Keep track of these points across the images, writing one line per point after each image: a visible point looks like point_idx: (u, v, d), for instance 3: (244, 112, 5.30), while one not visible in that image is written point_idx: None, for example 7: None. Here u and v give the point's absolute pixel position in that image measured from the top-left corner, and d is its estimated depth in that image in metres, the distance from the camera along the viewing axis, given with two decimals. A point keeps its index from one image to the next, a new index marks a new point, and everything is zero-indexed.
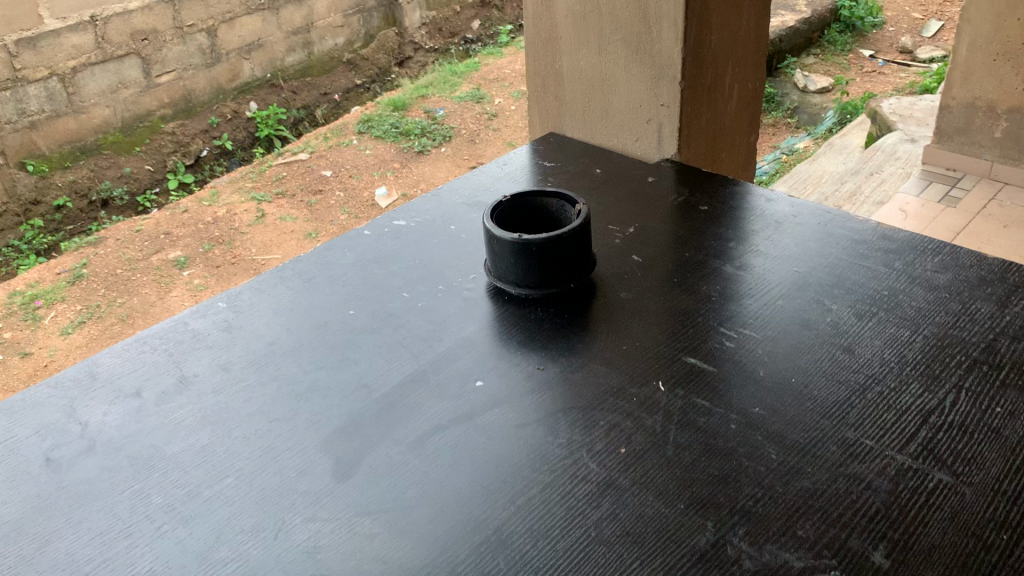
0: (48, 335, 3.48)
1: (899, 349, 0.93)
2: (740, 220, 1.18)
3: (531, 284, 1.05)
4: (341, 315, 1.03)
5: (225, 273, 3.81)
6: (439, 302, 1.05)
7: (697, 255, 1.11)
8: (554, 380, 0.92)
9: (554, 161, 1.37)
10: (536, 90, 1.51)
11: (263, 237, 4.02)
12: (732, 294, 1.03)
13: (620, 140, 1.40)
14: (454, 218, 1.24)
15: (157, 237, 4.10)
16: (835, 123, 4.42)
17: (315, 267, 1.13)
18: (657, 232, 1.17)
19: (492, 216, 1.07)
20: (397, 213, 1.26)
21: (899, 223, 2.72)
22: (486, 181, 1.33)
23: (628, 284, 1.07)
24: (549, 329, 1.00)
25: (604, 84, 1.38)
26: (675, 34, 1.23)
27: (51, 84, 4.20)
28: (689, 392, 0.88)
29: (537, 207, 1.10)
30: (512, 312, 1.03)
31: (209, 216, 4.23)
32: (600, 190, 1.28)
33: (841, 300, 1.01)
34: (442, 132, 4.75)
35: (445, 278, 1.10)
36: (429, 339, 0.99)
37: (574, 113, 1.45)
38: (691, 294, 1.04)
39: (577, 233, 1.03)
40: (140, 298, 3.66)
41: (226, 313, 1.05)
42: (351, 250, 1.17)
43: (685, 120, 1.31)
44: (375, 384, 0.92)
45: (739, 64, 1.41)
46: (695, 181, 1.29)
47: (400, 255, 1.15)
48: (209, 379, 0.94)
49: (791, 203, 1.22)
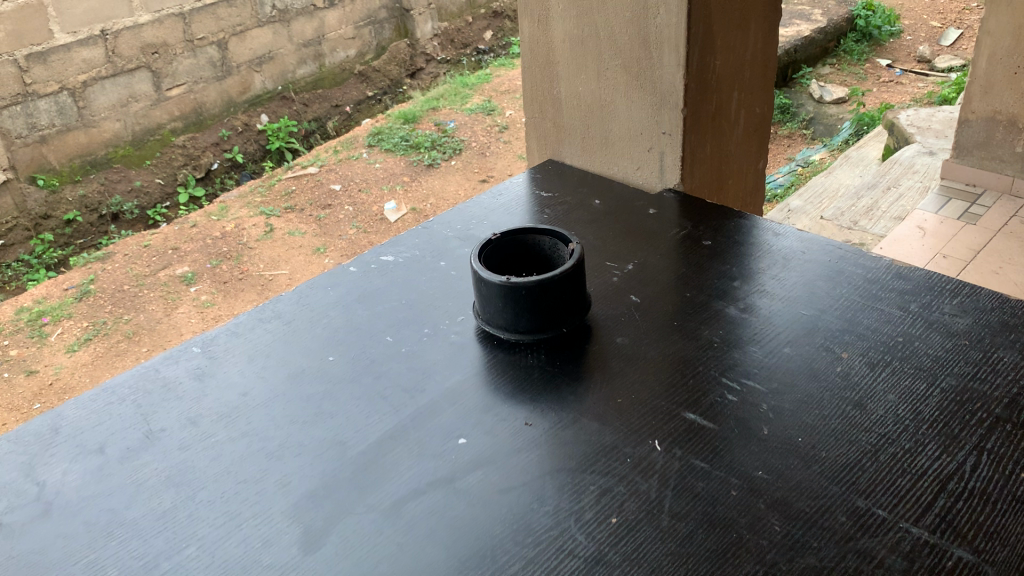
0: (54, 353, 3.45)
1: (915, 405, 0.86)
2: (746, 255, 1.12)
3: (521, 329, 0.99)
4: (320, 362, 0.98)
5: (233, 289, 3.77)
6: (424, 348, 0.99)
7: (699, 296, 1.05)
8: (543, 436, 0.86)
9: (552, 191, 1.31)
10: (533, 116, 1.45)
11: (271, 252, 3.99)
12: (735, 340, 0.97)
13: (620, 168, 1.34)
14: (445, 252, 1.18)
15: (165, 252, 4.07)
16: (852, 135, 4.33)
17: (296, 307, 1.08)
18: (657, 270, 1.10)
19: (480, 255, 1.01)
20: (385, 248, 1.20)
21: (917, 241, 2.64)
22: (481, 212, 1.27)
23: (624, 328, 1.00)
24: (540, 378, 0.94)
25: (603, 109, 1.31)
26: (676, 60, 1.17)
27: (61, 98, 4.19)
28: (687, 453, 0.82)
29: (531, 247, 1.04)
30: (502, 359, 0.97)
31: (218, 230, 4.20)
32: (599, 223, 1.22)
33: (850, 348, 0.95)
34: (452, 145, 4.69)
35: (431, 320, 1.04)
36: (412, 389, 0.93)
37: (573, 140, 1.39)
38: (692, 339, 0.98)
39: (568, 276, 0.97)
40: (147, 315, 3.63)
41: (199, 359, 1.00)
42: (335, 289, 1.11)
43: (687, 148, 1.25)
44: (352, 441, 0.86)
45: (745, 88, 1.34)
46: (700, 214, 1.22)
47: (385, 294, 1.09)
48: (176, 434, 0.89)
49: (801, 238, 1.15)
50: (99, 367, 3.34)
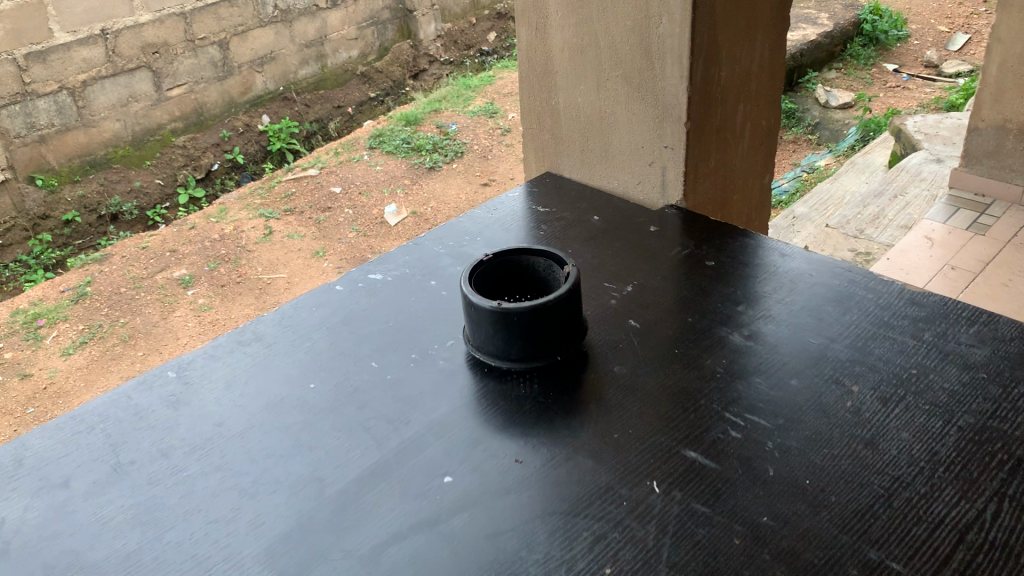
0: (49, 356, 3.41)
1: (930, 444, 0.81)
2: (752, 276, 1.07)
3: (513, 357, 0.93)
4: (301, 390, 0.93)
5: (231, 292, 3.72)
6: (411, 375, 0.94)
7: (702, 321, 1.00)
8: (534, 475, 0.81)
9: (550, 207, 1.26)
10: (531, 127, 1.40)
11: (270, 255, 3.94)
12: (740, 370, 0.92)
13: (620, 183, 1.29)
14: (436, 271, 1.13)
15: (163, 254, 4.02)
16: (858, 141, 4.27)
17: (278, 330, 1.03)
18: (657, 293, 1.05)
19: (471, 277, 0.95)
20: (374, 265, 1.15)
21: (924, 252, 2.58)
22: (476, 228, 1.22)
23: (622, 356, 0.95)
24: (533, 410, 0.88)
25: (603, 121, 1.26)
26: (680, 71, 1.12)
27: (61, 97, 4.15)
28: (688, 496, 0.77)
29: (525, 269, 0.99)
30: (493, 389, 0.92)
31: (216, 232, 4.15)
32: (597, 241, 1.17)
33: (861, 381, 0.89)
34: (453, 148, 4.64)
35: (420, 344, 0.99)
36: (396, 421, 0.88)
37: (571, 153, 1.34)
38: (694, 369, 0.92)
39: (563, 300, 0.91)
40: (143, 318, 3.59)
41: (175, 385, 0.95)
42: (320, 309, 1.06)
43: (691, 164, 1.20)
44: (331, 478, 0.81)
45: (751, 100, 1.29)
46: (703, 232, 1.17)
47: (372, 316, 1.04)
48: (146, 467, 0.84)
49: (808, 260, 1.10)
50: (94, 372, 3.29)
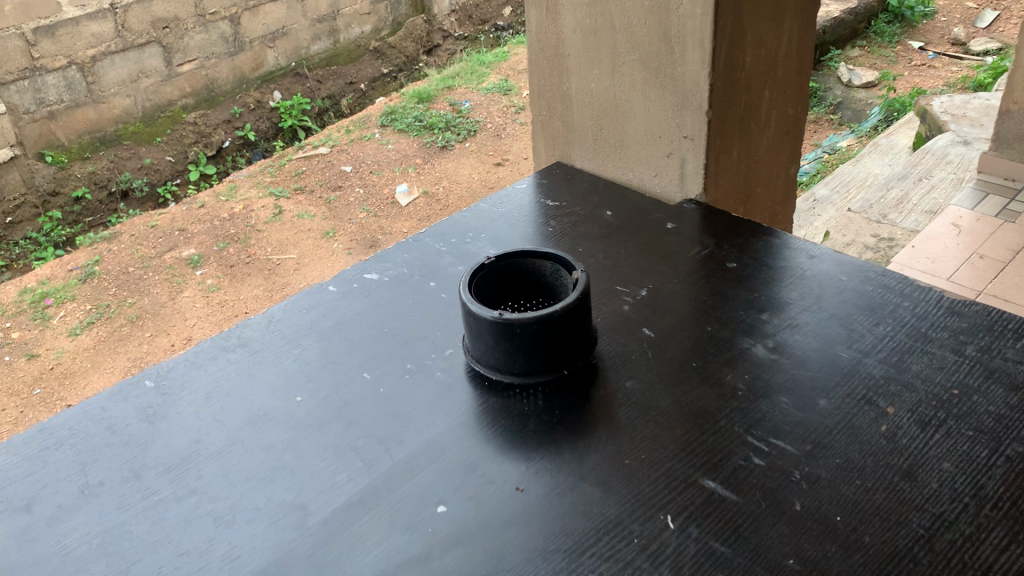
0: (56, 336, 3.36)
1: (975, 477, 0.73)
2: (777, 280, 0.99)
3: (517, 371, 0.86)
4: (286, 404, 0.86)
5: (239, 273, 3.65)
6: (406, 388, 0.87)
7: (723, 330, 0.92)
8: (537, 505, 0.73)
9: (560, 201, 1.19)
10: (541, 114, 1.32)
11: (279, 235, 3.86)
12: (765, 388, 0.84)
13: (636, 175, 1.21)
14: (436, 271, 1.05)
15: (171, 233, 3.96)
16: (882, 121, 4.14)
17: (264, 335, 0.96)
18: (674, 298, 0.97)
19: (471, 282, 0.87)
20: (370, 263, 1.08)
21: (951, 240, 2.47)
22: (480, 224, 1.14)
23: (634, 369, 0.87)
24: (537, 431, 0.81)
25: (618, 108, 1.18)
26: (702, 56, 1.03)
27: (70, 73, 4.09)
28: (706, 533, 0.70)
29: (530, 274, 0.91)
30: (494, 406, 0.84)
31: (225, 212, 4.07)
32: (609, 240, 1.09)
33: (897, 401, 0.81)
34: (466, 126, 4.54)
35: (417, 353, 0.92)
36: (387, 441, 0.81)
37: (584, 141, 1.26)
38: (713, 386, 0.85)
39: (572, 310, 0.83)
40: (151, 298, 3.54)
41: (152, 397, 0.88)
42: (311, 312, 0.99)
43: (712, 155, 1.11)
44: (315, 506, 0.75)
45: (778, 87, 1.19)
46: (724, 231, 1.08)
47: (366, 320, 0.97)
48: (117, 490, 0.78)
49: (837, 262, 1.02)
50: (101, 353, 3.24)
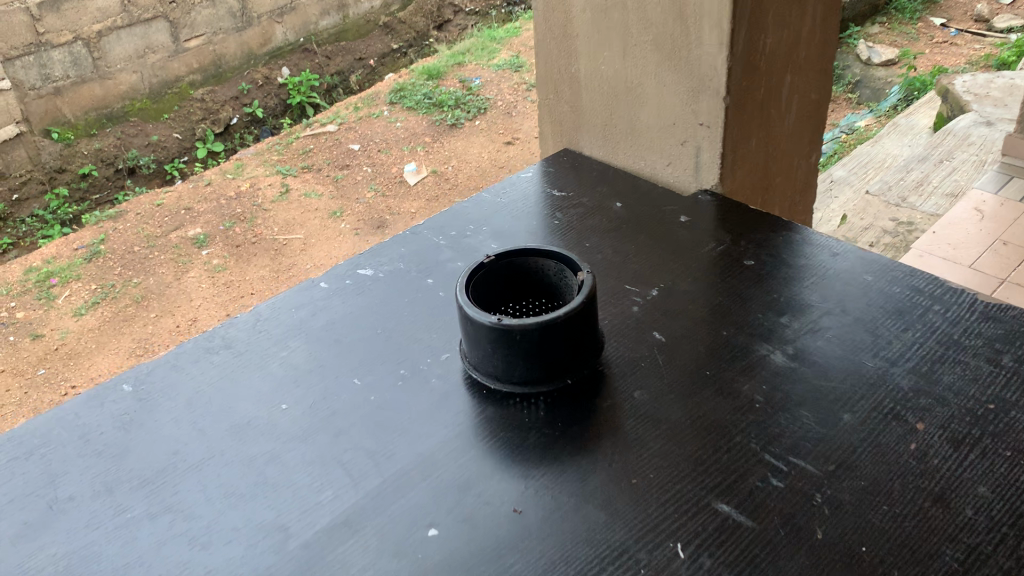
0: (61, 316, 3.32)
1: (1014, 505, 0.67)
2: (798, 279, 0.93)
3: (517, 379, 0.80)
4: (270, 412, 0.80)
5: (245, 253, 3.58)
6: (400, 396, 0.81)
7: (739, 335, 0.85)
8: (536, 529, 0.68)
9: (567, 192, 1.13)
10: (548, 98, 1.25)
11: (286, 215, 3.79)
12: (784, 400, 0.78)
13: (648, 163, 1.14)
14: (434, 267, 0.99)
15: (177, 212, 3.89)
16: (901, 100, 4.04)
17: (250, 335, 0.90)
18: (687, 299, 0.91)
19: (469, 284, 0.81)
20: (366, 256, 1.02)
21: (974, 225, 2.38)
22: (482, 216, 1.08)
23: (643, 377, 0.82)
24: (538, 445, 0.75)
25: (630, 92, 1.11)
26: (720, 38, 0.96)
27: (76, 48, 4.05)
28: (719, 564, 0.64)
29: (533, 273, 0.85)
30: (493, 417, 0.79)
31: (232, 190, 4.00)
32: (618, 234, 1.03)
33: (928, 417, 0.75)
34: (476, 104, 4.43)
35: (412, 357, 0.86)
36: (377, 454, 0.75)
37: (593, 127, 1.20)
38: (728, 397, 0.79)
39: (577, 315, 0.77)
40: (157, 279, 3.48)
41: (130, 402, 0.83)
42: (300, 310, 0.93)
43: (729, 145, 1.05)
44: (296, 527, 0.69)
45: (801, 70, 1.12)
46: (742, 226, 1.02)
47: (359, 320, 0.91)
48: (87, 505, 0.73)
49: (861, 261, 0.95)
50: (106, 334, 3.20)
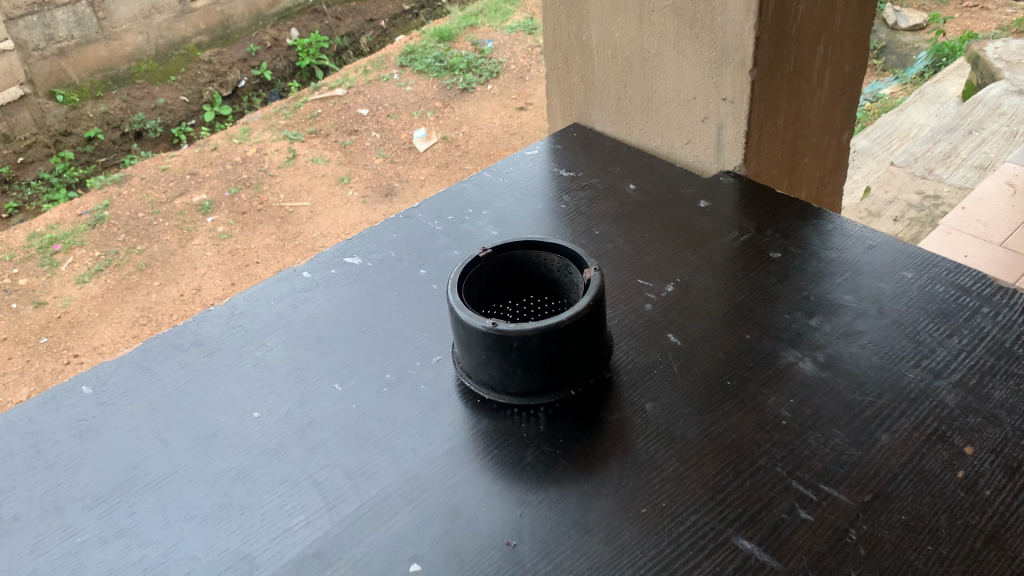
0: (64, 283, 3.17)
1: None
2: (828, 275, 0.84)
3: (516, 390, 0.71)
4: (241, 421, 0.73)
5: (251, 221, 3.41)
6: (385, 405, 0.73)
7: (763, 340, 0.77)
8: (532, 565, 0.60)
9: (574, 172, 1.05)
10: (556, 67, 1.16)
11: (292, 180, 3.62)
12: (814, 416, 0.69)
13: (666, 141, 1.05)
14: (428, 256, 0.91)
15: (183, 176, 3.73)
16: (929, 67, 3.88)
17: (224, 330, 0.82)
18: (706, 295, 0.82)
19: (463, 281, 0.72)
20: (354, 243, 0.94)
21: (1005, 202, 2.19)
22: (482, 199, 1.00)
23: (656, 387, 0.73)
24: (536, 464, 0.67)
25: (646, 63, 1.01)
26: (746, 3, 0.86)
27: (79, 8, 3.92)
28: None
29: (536, 268, 0.76)
30: (487, 431, 0.70)
31: (238, 155, 3.82)
32: (631, 221, 0.94)
33: (978, 440, 0.66)
34: (489, 67, 4.23)
35: (401, 359, 0.78)
36: (356, 474, 0.67)
37: (605, 101, 1.10)
38: (750, 412, 0.70)
39: (583, 319, 0.68)
40: (161, 246, 3.32)
41: (89, 407, 0.76)
42: (280, 303, 0.85)
43: (755, 122, 0.95)
44: (261, 559, 0.62)
45: (836, 39, 1.01)
46: (767, 213, 0.93)
47: (343, 316, 0.83)
48: (33, 527, 0.65)
49: (899, 256, 0.86)
50: (108, 302, 3.06)
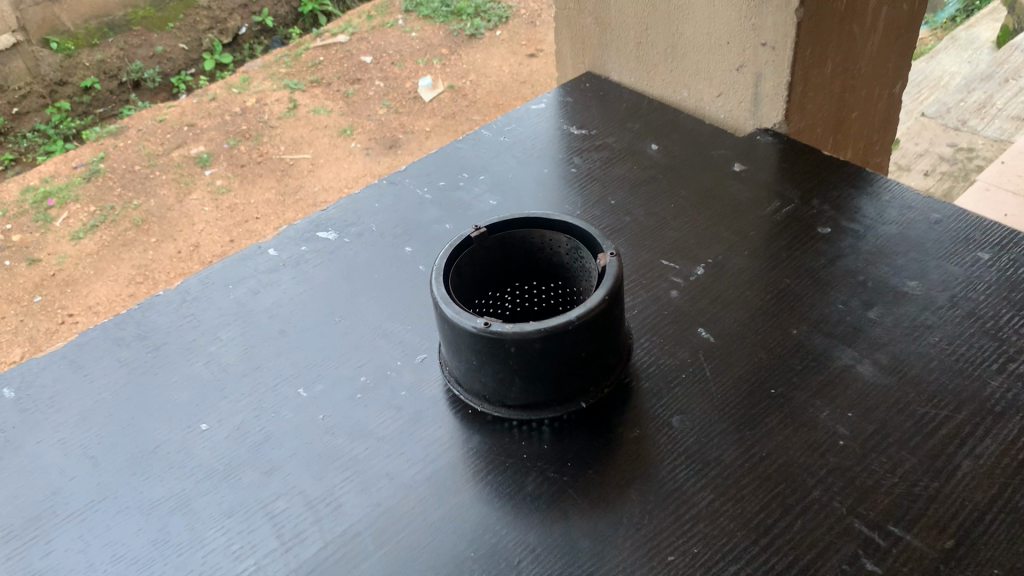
0: (57, 241, 2.59)
1: None
2: (887, 256, 0.70)
3: (519, 402, 0.59)
4: (186, 434, 0.61)
5: (250, 174, 2.79)
6: (358, 416, 0.61)
7: (810, 338, 0.64)
8: None
9: (586, 128, 0.91)
10: (567, 8, 1.00)
11: (293, 131, 2.95)
12: (873, 433, 0.57)
13: (693, 93, 0.91)
14: (416, 230, 0.78)
15: (179, 128, 3.01)
16: (960, 11, 3.66)
17: (174, 321, 0.70)
18: (741, 280, 0.69)
19: (451, 271, 0.59)
20: (331, 214, 0.81)
21: None
22: (482, 161, 0.87)
23: (685, 396, 0.61)
24: (540, 495, 0.55)
25: (671, 2, 0.86)
26: None
27: None
28: None
29: (540, 251, 0.63)
30: (479, 450, 0.58)
31: (236, 105, 3.10)
32: (654, 190, 0.81)
33: None
34: (498, 11, 3.55)
35: (380, 358, 0.65)
36: (319, 506, 0.55)
37: (621, 46, 0.96)
38: (796, 427, 0.58)
39: (600, 319, 0.55)
40: (156, 201, 2.70)
41: (9, 416, 0.64)
42: (240, 288, 0.73)
43: (800, 70, 0.81)
44: None
45: None
46: (812, 181, 0.79)
47: (313, 306, 0.70)
48: None
49: (973, 233, 0.72)
50: (104, 259, 2.50)
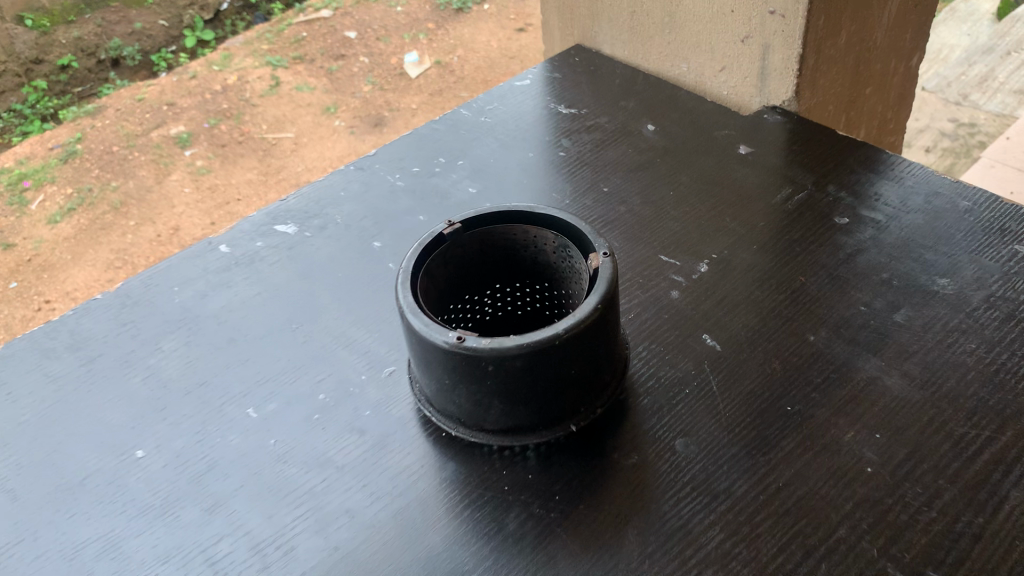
0: (34, 225, 2.39)
1: None
2: (913, 249, 0.63)
3: (499, 425, 0.51)
4: (120, 462, 0.53)
5: (232, 154, 2.58)
6: (315, 441, 0.53)
7: (828, 345, 0.56)
8: None
9: (576, 107, 0.83)
10: None
11: (275, 109, 2.76)
12: (904, 457, 0.50)
13: (694, 66, 0.83)
14: (386, 222, 0.70)
15: (159, 107, 2.74)
16: None
17: (112, 330, 0.62)
18: (747, 277, 0.62)
19: (420, 274, 0.51)
20: (292, 206, 0.73)
21: None
22: (461, 144, 0.79)
23: (687, 414, 0.53)
24: (524, 535, 0.47)
25: None
26: None
27: None
28: None
29: (523, 250, 0.55)
30: (452, 480, 0.51)
31: (218, 83, 2.86)
32: (650, 175, 0.73)
33: None
34: None
35: (341, 372, 0.57)
36: (268, 549, 0.48)
37: (614, 15, 0.87)
38: (815, 450, 0.50)
39: (591, 331, 0.47)
40: (136, 182, 2.49)
41: None
42: (187, 291, 0.65)
43: (813, 40, 0.72)
44: None
45: None
46: (826, 165, 0.71)
47: (270, 312, 0.62)
48: None
49: (1006, 222, 0.64)
50: (82, 243, 2.30)
